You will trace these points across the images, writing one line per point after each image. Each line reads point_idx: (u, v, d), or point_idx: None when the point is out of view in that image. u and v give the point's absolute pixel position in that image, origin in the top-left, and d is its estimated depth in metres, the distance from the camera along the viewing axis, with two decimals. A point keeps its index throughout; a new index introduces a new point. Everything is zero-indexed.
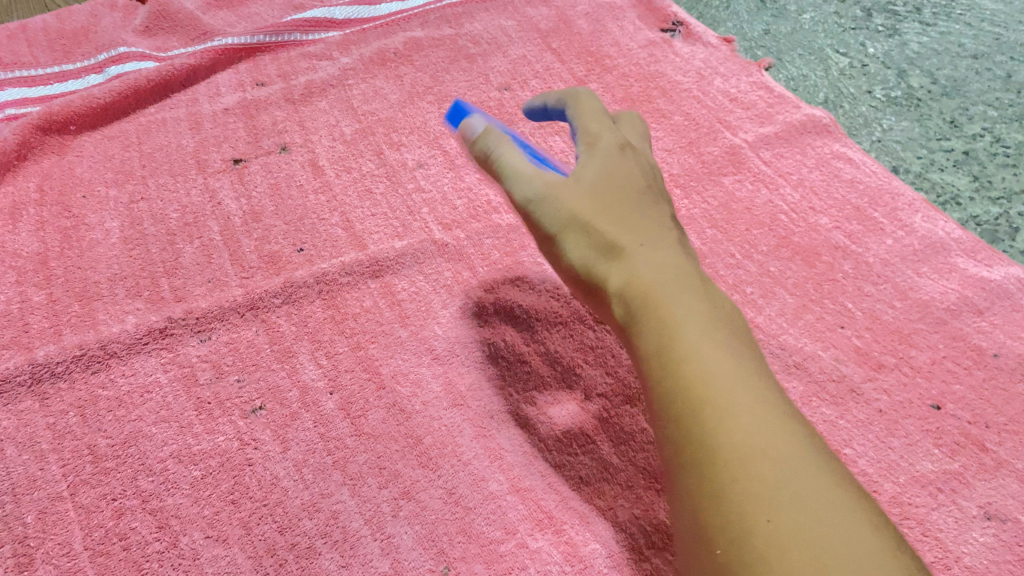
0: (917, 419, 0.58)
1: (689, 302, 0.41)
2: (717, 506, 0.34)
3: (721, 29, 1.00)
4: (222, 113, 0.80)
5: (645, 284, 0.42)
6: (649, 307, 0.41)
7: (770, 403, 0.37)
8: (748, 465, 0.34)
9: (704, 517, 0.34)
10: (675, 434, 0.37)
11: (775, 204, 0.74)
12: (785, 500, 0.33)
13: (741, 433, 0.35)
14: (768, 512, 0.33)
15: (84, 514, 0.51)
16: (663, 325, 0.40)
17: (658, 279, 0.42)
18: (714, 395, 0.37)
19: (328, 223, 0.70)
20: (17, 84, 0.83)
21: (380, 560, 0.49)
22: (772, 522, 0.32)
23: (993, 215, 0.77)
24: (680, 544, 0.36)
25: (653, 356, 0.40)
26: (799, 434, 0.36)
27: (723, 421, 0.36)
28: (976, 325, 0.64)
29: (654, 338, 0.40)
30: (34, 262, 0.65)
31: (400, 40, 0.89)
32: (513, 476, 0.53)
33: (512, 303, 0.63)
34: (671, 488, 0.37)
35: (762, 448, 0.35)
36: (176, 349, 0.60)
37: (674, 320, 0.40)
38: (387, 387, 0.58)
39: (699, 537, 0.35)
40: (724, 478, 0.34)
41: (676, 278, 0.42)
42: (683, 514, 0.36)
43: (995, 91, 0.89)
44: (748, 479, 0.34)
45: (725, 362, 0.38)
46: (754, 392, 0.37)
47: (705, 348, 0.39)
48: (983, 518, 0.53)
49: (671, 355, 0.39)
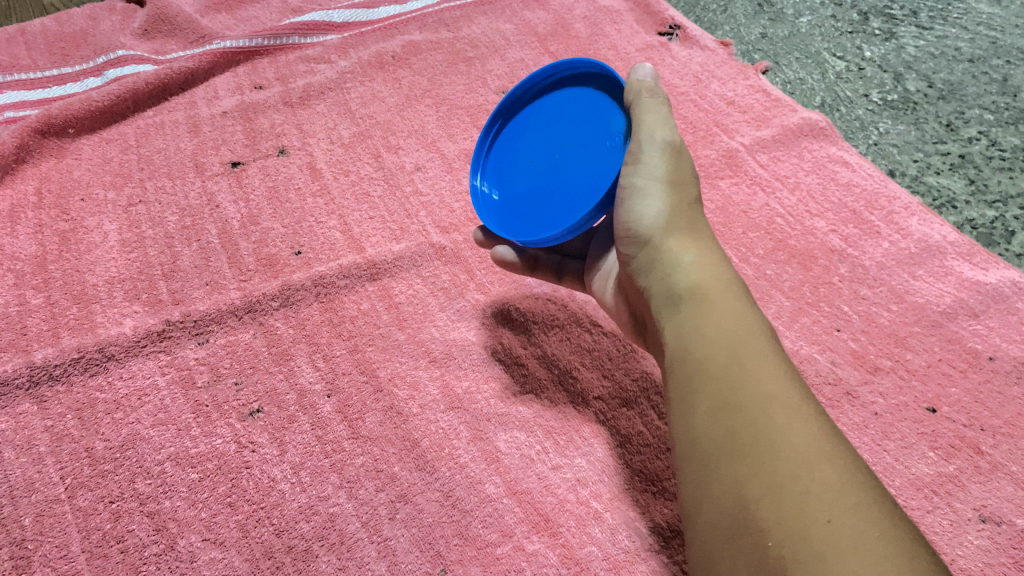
0: (913, 422, 0.58)
1: (753, 309, 0.45)
2: (774, 501, 0.36)
3: (718, 33, 1.00)
4: (220, 116, 0.80)
5: (719, 282, 0.46)
6: (720, 303, 0.44)
7: (820, 415, 0.40)
8: (810, 465, 0.37)
9: (756, 509, 0.37)
10: (733, 426, 0.39)
11: (771, 208, 0.74)
12: (845, 502, 0.35)
13: (803, 433, 0.38)
14: (829, 513, 0.35)
15: (82, 516, 0.51)
16: (734, 323, 0.43)
17: (726, 291, 0.45)
18: (778, 396, 0.40)
19: (325, 226, 0.70)
20: (17, 87, 0.83)
21: (377, 562, 0.49)
22: (831, 523, 0.35)
23: (989, 218, 0.77)
24: (715, 532, 0.38)
25: (721, 348, 0.42)
26: (845, 446, 0.39)
27: (786, 419, 0.39)
28: (972, 328, 0.64)
29: (724, 331, 0.43)
30: (32, 264, 0.65)
31: (397, 44, 0.89)
32: (510, 479, 0.53)
33: (509, 306, 0.64)
34: (713, 477, 0.39)
35: (821, 449, 0.38)
36: (174, 352, 0.60)
37: (743, 320, 0.44)
38: (384, 390, 0.58)
39: (746, 527, 0.37)
40: (784, 474, 0.37)
41: (743, 290, 0.46)
42: (726, 503, 0.38)
43: (991, 94, 0.90)
44: (810, 479, 0.36)
45: (783, 369, 0.42)
46: (809, 404, 0.40)
47: (768, 354, 0.42)
48: (978, 520, 0.53)
49: (740, 350, 0.42)
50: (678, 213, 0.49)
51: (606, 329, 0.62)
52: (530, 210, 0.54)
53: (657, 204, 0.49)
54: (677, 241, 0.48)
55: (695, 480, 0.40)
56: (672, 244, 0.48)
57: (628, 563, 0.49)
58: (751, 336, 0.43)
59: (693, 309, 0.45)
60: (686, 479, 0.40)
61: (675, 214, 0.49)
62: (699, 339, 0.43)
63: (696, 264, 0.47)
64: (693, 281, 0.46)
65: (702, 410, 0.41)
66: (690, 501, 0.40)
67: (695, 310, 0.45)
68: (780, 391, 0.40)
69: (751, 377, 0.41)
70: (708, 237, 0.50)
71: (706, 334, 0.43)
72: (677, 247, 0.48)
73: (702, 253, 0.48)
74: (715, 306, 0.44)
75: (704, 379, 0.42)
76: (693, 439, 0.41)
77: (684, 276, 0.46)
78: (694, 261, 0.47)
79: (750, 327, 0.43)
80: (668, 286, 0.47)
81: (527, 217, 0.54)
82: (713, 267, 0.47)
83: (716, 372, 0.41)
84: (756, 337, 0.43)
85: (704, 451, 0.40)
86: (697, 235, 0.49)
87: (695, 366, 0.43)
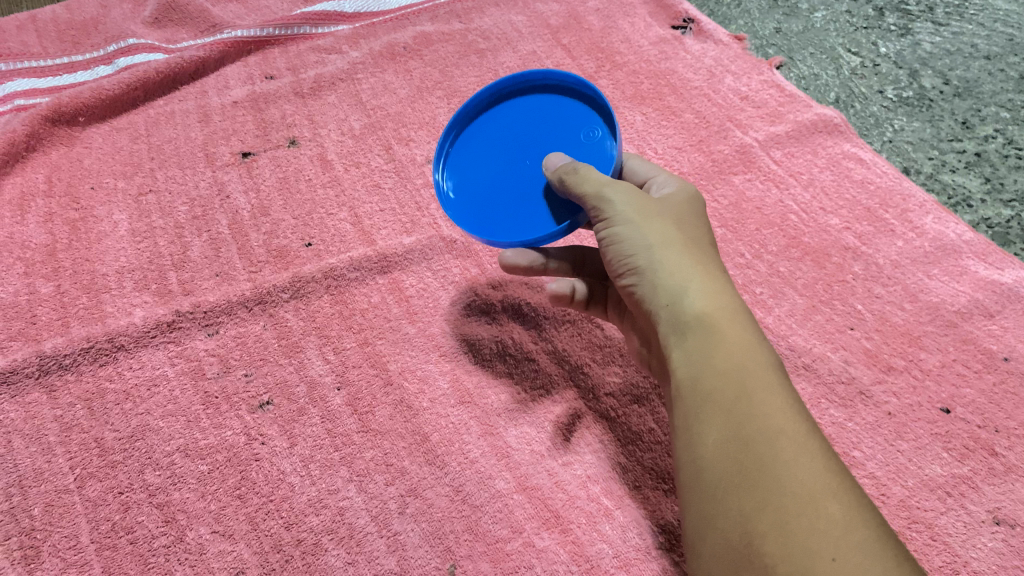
0: (927, 422, 0.58)
1: (758, 338, 0.43)
2: (781, 536, 0.36)
3: (731, 27, 1.00)
4: (231, 106, 0.80)
5: (726, 310, 0.43)
6: (728, 333, 0.42)
7: (823, 447, 0.39)
8: (817, 502, 0.36)
9: (763, 543, 0.36)
10: (741, 460, 0.38)
11: (785, 204, 0.73)
12: (851, 541, 0.35)
13: (810, 469, 0.38)
14: (834, 550, 0.35)
15: (91, 507, 0.51)
16: (742, 354, 0.42)
17: (730, 320, 0.43)
18: (787, 430, 0.39)
19: (336, 218, 0.69)
20: (26, 75, 0.83)
21: (386, 557, 0.49)
22: (837, 561, 0.35)
23: (1004, 217, 0.77)
24: (720, 564, 0.38)
25: (729, 380, 0.41)
26: (850, 479, 0.38)
27: (793, 454, 0.38)
28: (987, 328, 0.64)
29: (733, 363, 0.41)
30: (42, 253, 0.65)
31: (409, 35, 0.89)
32: (520, 475, 0.53)
33: (519, 300, 0.63)
34: (718, 508, 0.39)
35: (827, 485, 0.37)
36: (184, 342, 0.59)
37: (750, 351, 0.42)
38: (394, 383, 0.58)
39: (751, 561, 0.36)
40: (790, 509, 0.36)
41: (748, 317, 0.44)
42: (732, 535, 0.38)
43: (1007, 92, 0.88)
44: (816, 516, 0.36)
45: (790, 402, 0.40)
46: (814, 436, 0.39)
47: (776, 386, 0.41)
48: (991, 523, 0.53)
49: (748, 382, 0.41)
50: (678, 239, 0.47)
51: None
52: (492, 205, 0.53)
53: (648, 234, 0.47)
54: (679, 268, 0.45)
55: (699, 509, 0.40)
56: (674, 271, 0.45)
57: (638, 562, 0.49)
58: (758, 367, 0.41)
59: (699, 338, 0.43)
60: (692, 508, 0.40)
61: (672, 241, 0.47)
62: (706, 370, 0.42)
63: (703, 292, 0.44)
64: (699, 309, 0.43)
65: (708, 441, 0.40)
66: (696, 530, 0.40)
67: (701, 338, 0.43)
68: (788, 425, 0.39)
69: (760, 412, 0.40)
70: (712, 259, 0.48)
71: (714, 365, 0.41)
72: (679, 276, 0.45)
73: (706, 279, 0.45)
74: (723, 337, 0.42)
75: (712, 409, 0.41)
76: (699, 470, 0.40)
77: (691, 304, 0.44)
78: (700, 288, 0.44)
79: (758, 360, 0.42)
80: (670, 316, 0.44)
81: (479, 204, 0.53)
82: (721, 293, 0.44)
83: (724, 404, 0.40)
84: (764, 368, 0.41)
85: (709, 481, 0.39)
86: (700, 259, 0.46)
87: (701, 396, 0.41)
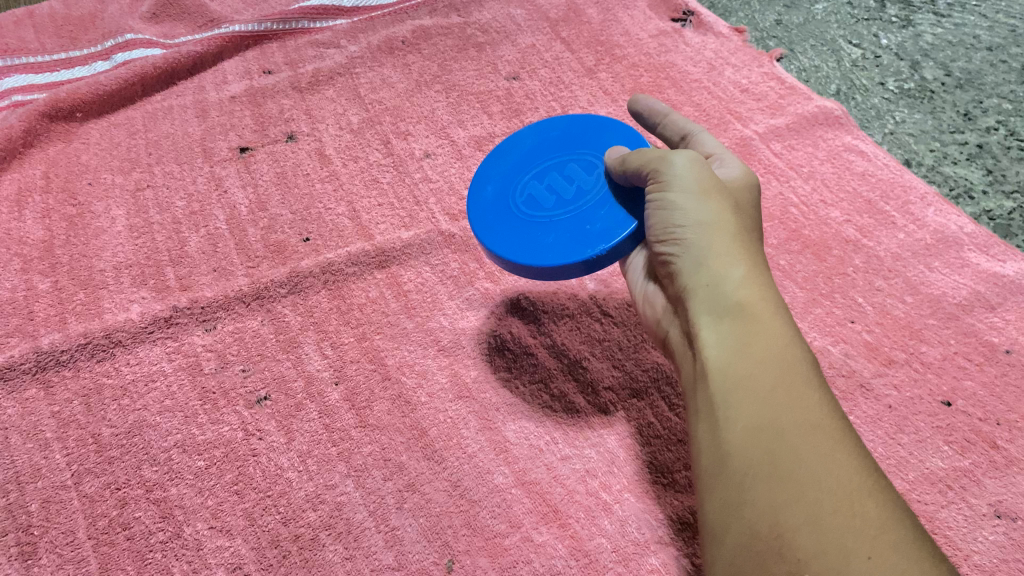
0: (928, 415, 0.57)
1: (796, 328, 0.42)
2: (813, 532, 0.36)
3: (732, 19, 0.99)
4: (229, 101, 0.79)
5: (765, 298, 0.42)
6: (766, 321, 0.41)
7: (858, 443, 0.39)
8: (853, 500, 0.36)
9: (794, 537, 0.36)
10: (774, 451, 0.38)
11: (785, 197, 0.73)
12: (887, 540, 0.35)
13: (846, 466, 0.37)
14: (869, 549, 0.35)
15: (88, 503, 0.50)
16: (781, 343, 0.41)
17: (772, 307, 0.42)
18: (823, 424, 0.39)
19: (334, 213, 0.69)
20: (23, 70, 0.83)
21: (384, 552, 0.48)
22: (871, 560, 0.34)
23: (1007, 209, 0.76)
24: (744, 555, 0.38)
25: (766, 368, 0.40)
26: (883, 477, 0.38)
27: (829, 449, 0.38)
28: (988, 321, 0.63)
29: (772, 351, 0.40)
30: (39, 249, 0.65)
31: (407, 29, 0.88)
32: (518, 469, 0.53)
33: (519, 295, 0.63)
34: (746, 497, 0.38)
35: (863, 482, 0.37)
36: (181, 338, 0.59)
37: (789, 341, 0.41)
38: (392, 378, 0.58)
39: (780, 554, 0.36)
40: (824, 505, 0.36)
41: (785, 304, 0.43)
42: (761, 526, 0.37)
43: (1010, 83, 0.88)
44: (852, 512, 0.36)
45: (827, 397, 0.40)
46: (849, 432, 0.39)
47: (813, 379, 0.40)
48: (993, 516, 0.52)
49: (786, 372, 0.40)
50: (728, 220, 0.46)
51: (616, 319, 0.62)
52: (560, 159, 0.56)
53: (691, 211, 0.46)
54: (718, 249, 0.44)
55: (724, 497, 0.39)
56: (715, 254, 0.44)
57: (637, 556, 0.49)
58: (797, 357, 0.41)
59: (735, 322, 0.42)
60: (715, 495, 0.40)
61: (719, 222, 0.45)
62: (740, 356, 0.41)
63: (743, 277, 0.43)
64: (740, 295, 0.42)
65: (738, 428, 0.40)
66: (719, 518, 0.39)
67: (737, 323, 0.42)
68: (824, 420, 0.39)
69: (796, 404, 0.39)
70: (754, 243, 0.46)
71: (750, 351, 0.41)
72: (718, 258, 0.44)
73: (746, 263, 0.44)
74: (763, 323, 0.41)
75: (746, 396, 0.40)
76: (726, 456, 0.40)
77: (731, 289, 0.43)
78: (740, 273, 0.43)
79: (795, 350, 0.41)
80: (708, 299, 0.43)
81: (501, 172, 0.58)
82: (760, 279, 0.43)
83: (760, 392, 0.40)
84: (803, 361, 0.41)
85: (736, 470, 0.39)
86: (743, 241, 0.45)
87: (735, 382, 0.41)
